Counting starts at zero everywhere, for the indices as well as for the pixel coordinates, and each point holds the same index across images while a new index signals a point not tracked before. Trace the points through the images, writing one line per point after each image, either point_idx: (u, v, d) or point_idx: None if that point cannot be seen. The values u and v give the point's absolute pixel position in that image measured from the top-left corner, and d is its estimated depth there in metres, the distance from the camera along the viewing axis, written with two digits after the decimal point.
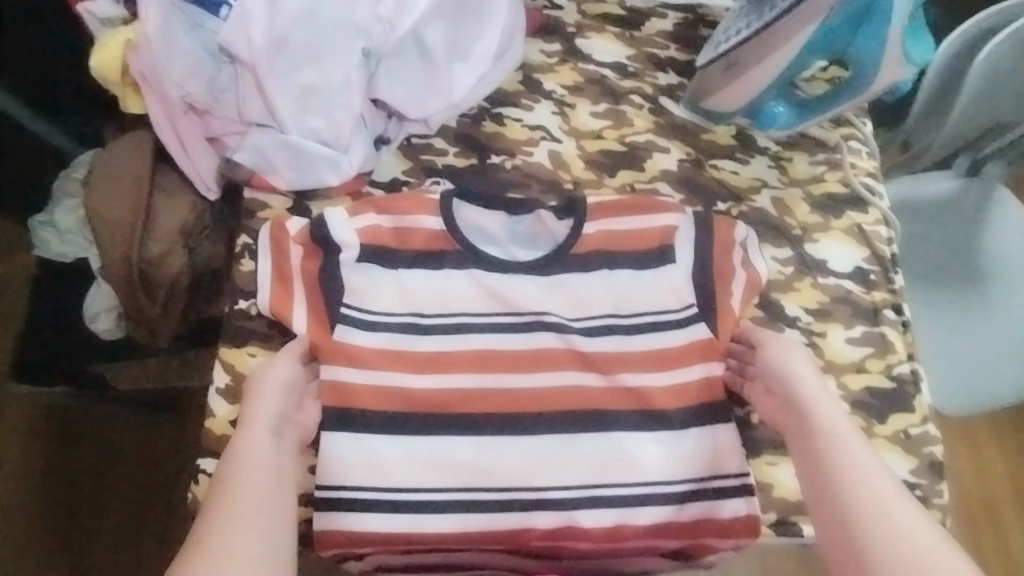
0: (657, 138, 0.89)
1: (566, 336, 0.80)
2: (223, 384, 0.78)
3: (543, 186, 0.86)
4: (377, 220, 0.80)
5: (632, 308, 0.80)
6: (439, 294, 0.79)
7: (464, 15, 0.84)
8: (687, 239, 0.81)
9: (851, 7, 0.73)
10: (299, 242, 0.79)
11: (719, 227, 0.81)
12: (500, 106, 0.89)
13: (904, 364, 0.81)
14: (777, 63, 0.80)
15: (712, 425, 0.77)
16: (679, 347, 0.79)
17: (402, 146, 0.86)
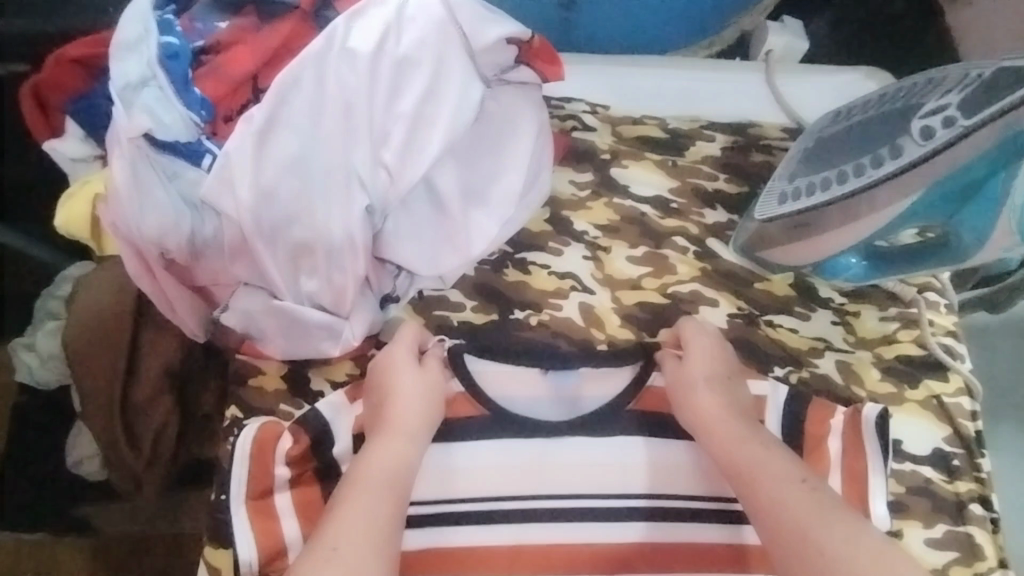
0: (704, 288, 0.78)
1: (600, 536, 0.69)
2: None
3: (574, 346, 0.75)
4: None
5: (677, 495, 0.70)
6: (452, 481, 0.70)
7: (483, 152, 0.74)
8: (776, 411, 0.73)
9: (955, 182, 0.64)
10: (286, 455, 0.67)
11: (816, 406, 0.73)
12: (524, 250, 0.78)
13: (995, 572, 0.69)
14: (860, 228, 0.70)
15: None
16: (738, 545, 0.69)
17: (413, 301, 0.75)
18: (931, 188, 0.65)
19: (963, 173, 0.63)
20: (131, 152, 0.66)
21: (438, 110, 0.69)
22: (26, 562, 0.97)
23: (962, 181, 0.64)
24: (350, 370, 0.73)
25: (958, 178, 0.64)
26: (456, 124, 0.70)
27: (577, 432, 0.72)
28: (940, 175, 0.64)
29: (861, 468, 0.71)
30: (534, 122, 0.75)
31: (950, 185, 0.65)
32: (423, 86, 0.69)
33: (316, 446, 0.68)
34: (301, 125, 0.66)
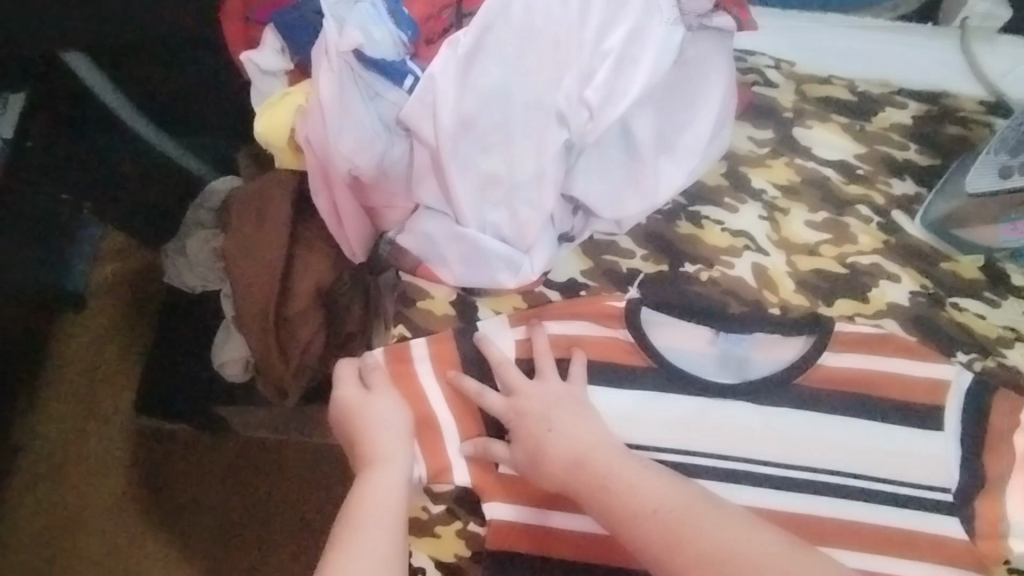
0: (886, 261, 0.74)
1: (759, 494, 0.67)
2: None
3: (744, 307, 0.72)
4: (566, 331, 0.70)
5: (842, 466, 0.68)
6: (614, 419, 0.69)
7: (677, 98, 0.71)
8: (959, 402, 0.68)
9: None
10: (440, 377, 0.69)
11: (1009, 401, 0.67)
12: (698, 203, 0.76)
13: None
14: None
15: None
16: (912, 530, 0.66)
17: (584, 243, 0.74)
18: None
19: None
20: (337, 65, 0.65)
21: (640, 46, 0.67)
22: (163, 453, 1.03)
23: None
24: (516, 304, 0.72)
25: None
26: (658, 64, 0.67)
27: (740, 397, 0.69)
28: None
29: None
30: (729, 72, 0.72)
31: None
32: (630, 21, 0.66)
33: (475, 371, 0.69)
34: (508, 51, 0.65)
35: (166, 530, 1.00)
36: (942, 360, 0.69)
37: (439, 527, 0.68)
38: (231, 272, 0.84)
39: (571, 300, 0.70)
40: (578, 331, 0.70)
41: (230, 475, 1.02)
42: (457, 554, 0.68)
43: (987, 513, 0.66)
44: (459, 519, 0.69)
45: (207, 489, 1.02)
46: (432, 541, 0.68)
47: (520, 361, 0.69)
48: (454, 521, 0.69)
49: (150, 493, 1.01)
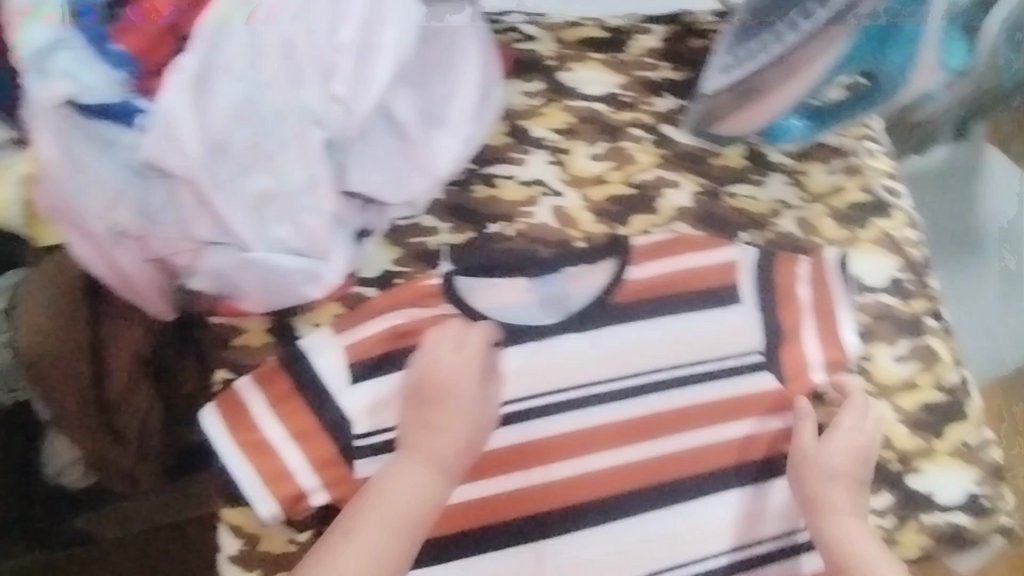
0: (666, 172, 0.81)
1: (604, 412, 0.74)
2: (237, 551, 0.68)
3: (553, 250, 0.77)
4: (392, 322, 0.71)
5: (667, 364, 0.75)
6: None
7: (433, 73, 0.73)
8: (749, 273, 0.77)
9: (883, 19, 0.71)
10: (271, 411, 0.68)
11: (784, 263, 0.77)
12: (489, 165, 0.79)
13: (954, 371, 0.79)
14: (804, 78, 0.76)
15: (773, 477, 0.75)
16: (733, 398, 0.76)
17: (388, 233, 0.75)
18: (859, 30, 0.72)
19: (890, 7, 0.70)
20: (58, 121, 0.61)
21: (379, 33, 0.68)
22: None
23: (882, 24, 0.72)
24: (337, 311, 0.72)
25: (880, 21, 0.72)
26: (402, 46, 0.68)
27: (566, 332, 0.74)
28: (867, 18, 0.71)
29: (828, 303, 0.77)
30: (479, 37, 0.75)
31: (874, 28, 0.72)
32: (359, 11, 0.67)
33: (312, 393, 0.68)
34: (241, 65, 0.64)
35: None
36: (726, 244, 0.78)
37: None
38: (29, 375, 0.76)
39: (389, 293, 0.72)
40: (405, 318, 0.72)
41: None
42: None
43: (790, 358, 0.76)
44: None
45: None
46: None
47: (353, 366, 0.70)
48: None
49: None
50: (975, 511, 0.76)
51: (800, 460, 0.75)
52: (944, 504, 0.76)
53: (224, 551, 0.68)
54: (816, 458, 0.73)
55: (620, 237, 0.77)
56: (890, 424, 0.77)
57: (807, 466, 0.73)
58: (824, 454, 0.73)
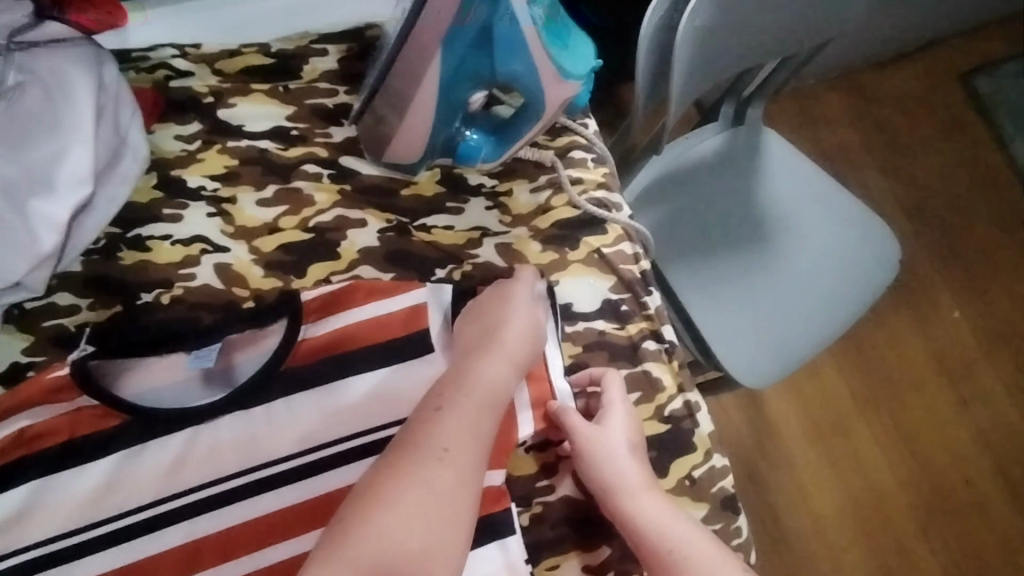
0: (348, 211, 0.73)
1: (280, 496, 0.63)
2: None
3: (218, 315, 0.69)
4: (17, 425, 0.63)
5: (354, 428, 0.64)
6: (107, 489, 0.62)
7: (34, 129, 0.63)
8: (439, 314, 0.67)
9: (466, 32, 0.61)
10: None
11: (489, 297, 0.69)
12: (136, 227, 0.70)
13: (676, 398, 0.73)
14: (427, 96, 0.66)
15: (484, 551, 0.63)
16: None
17: (13, 318, 0.66)
18: (447, 41, 0.62)
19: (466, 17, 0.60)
20: None
21: None
22: None
23: (468, 28, 0.61)
24: None
25: (462, 30, 0.61)
26: None
27: (230, 408, 0.64)
28: (442, 25, 0.61)
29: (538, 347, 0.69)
30: (99, 85, 0.66)
31: (461, 35, 0.61)
32: None
33: None
34: None
35: None
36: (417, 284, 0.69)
37: None
38: None
39: (13, 390, 0.63)
40: (33, 419, 0.63)
41: None
42: None
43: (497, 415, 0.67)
44: None
45: None
46: None
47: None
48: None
49: None
50: None
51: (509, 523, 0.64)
52: None
53: None
54: (638, 501, 0.65)
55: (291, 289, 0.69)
56: None
57: (636, 517, 0.64)
58: (644, 500, 0.65)
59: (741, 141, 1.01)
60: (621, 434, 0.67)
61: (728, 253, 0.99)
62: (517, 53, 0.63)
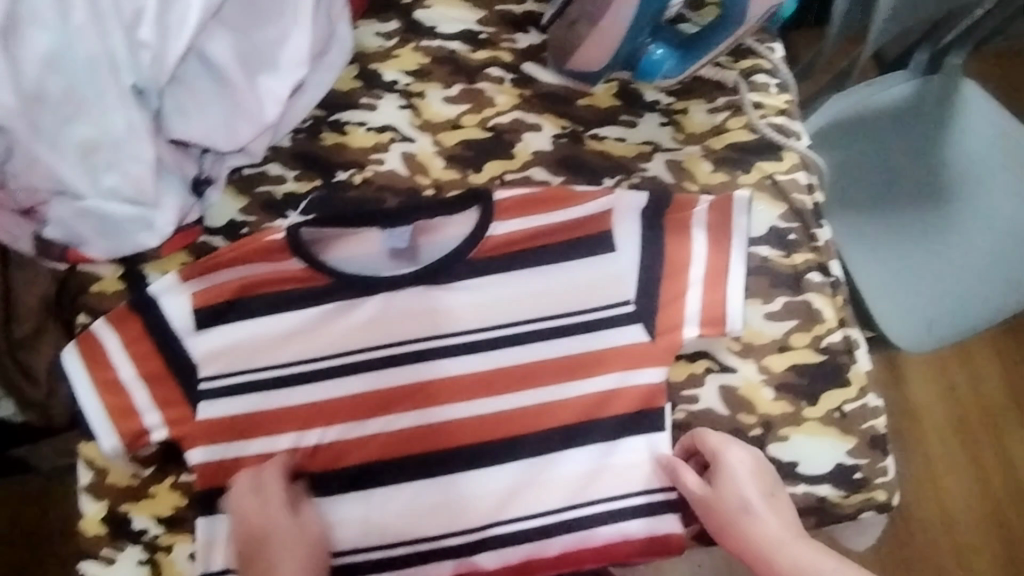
0: (525, 114, 0.76)
1: (455, 362, 0.71)
2: (86, 482, 0.71)
3: (400, 198, 0.75)
4: (239, 275, 0.72)
5: (523, 314, 0.72)
6: (298, 334, 0.72)
7: (265, 12, 0.70)
8: (627, 220, 0.73)
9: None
10: (128, 352, 0.70)
11: (676, 208, 0.73)
12: (337, 112, 0.77)
13: (836, 332, 0.71)
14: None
15: (635, 435, 0.70)
16: (599, 351, 0.71)
17: (233, 181, 0.75)
18: None
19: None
20: None
21: None
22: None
23: None
24: (185, 259, 0.74)
25: None
26: None
27: (417, 282, 0.72)
28: None
29: (723, 263, 0.72)
30: None
31: None
32: None
33: (157, 337, 0.71)
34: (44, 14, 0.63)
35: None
36: (606, 190, 0.73)
37: (153, 487, 0.71)
38: None
39: (236, 243, 0.72)
40: (252, 272, 0.72)
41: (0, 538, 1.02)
42: (175, 507, 0.71)
43: (667, 323, 0.71)
44: (171, 474, 0.72)
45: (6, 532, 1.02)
46: (149, 502, 0.71)
47: (198, 312, 0.71)
48: (167, 477, 0.72)
49: None
50: (846, 485, 0.69)
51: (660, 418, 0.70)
52: (811, 474, 0.69)
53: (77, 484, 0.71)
54: (785, 550, 0.62)
55: (476, 184, 0.75)
56: (755, 388, 0.70)
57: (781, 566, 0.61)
58: (788, 552, 0.62)
59: (933, 88, 0.94)
60: (749, 483, 0.65)
61: (911, 205, 0.92)
62: None
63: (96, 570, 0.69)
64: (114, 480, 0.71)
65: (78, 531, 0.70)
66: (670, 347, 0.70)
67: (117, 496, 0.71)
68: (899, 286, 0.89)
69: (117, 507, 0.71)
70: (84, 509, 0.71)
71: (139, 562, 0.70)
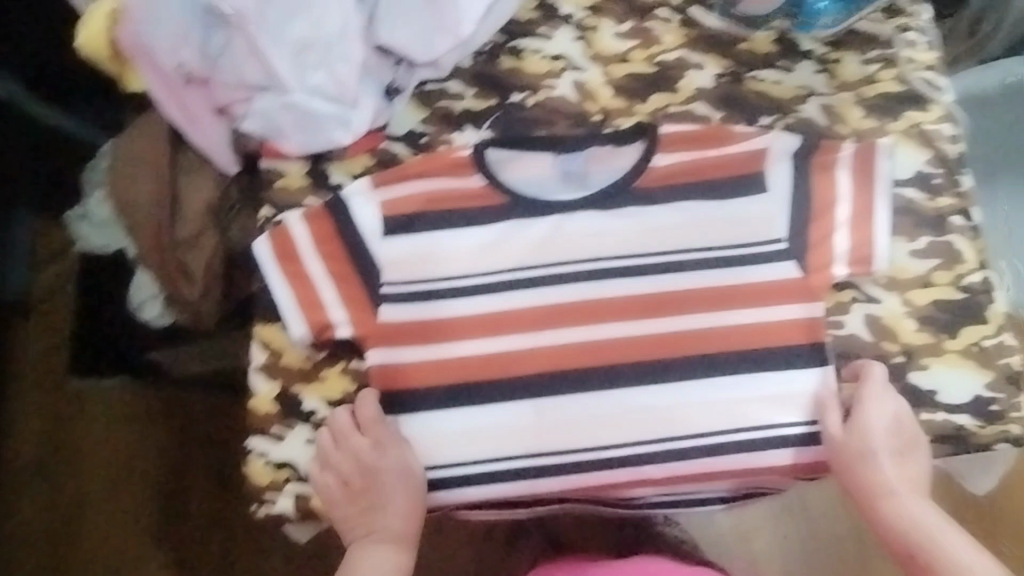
0: (690, 54, 0.82)
1: (620, 284, 0.76)
2: (262, 363, 0.76)
3: (570, 122, 0.81)
4: (425, 186, 0.77)
5: (690, 242, 0.76)
6: (480, 249, 0.77)
7: None
8: (779, 163, 0.76)
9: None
10: (317, 251, 0.76)
11: (822, 151, 0.76)
12: (514, 38, 0.82)
13: (975, 273, 0.76)
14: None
15: (799, 368, 0.73)
16: (761, 283, 0.75)
17: (417, 95, 0.80)
18: None
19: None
20: None
21: None
22: (110, 407, 1.13)
23: None
24: (367, 163, 0.79)
25: None
26: None
27: (588, 206, 0.77)
28: None
29: (868, 201, 0.75)
30: None
31: None
32: None
33: (345, 238, 0.76)
34: None
35: (121, 463, 1.12)
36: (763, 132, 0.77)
37: (325, 371, 0.76)
38: (132, 216, 0.90)
39: (424, 157, 0.79)
40: (436, 185, 0.77)
41: (146, 439, 1.12)
42: (344, 392, 0.76)
43: (816, 262, 0.74)
44: (342, 359, 0.76)
45: (155, 432, 1.12)
46: (320, 385, 0.76)
47: (385, 220, 0.76)
48: (339, 361, 0.76)
49: (119, 461, 1.12)
50: (982, 415, 0.73)
51: (826, 350, 0.73)
52: (948, 403, 0.73)
53: (252, 363, 0.76)
54: (892, 498, 0.69)
55: (648, 121, 0.80)
56: (899, 319, 0.75)
57: (883, 510, 0.69)
58: (896, 500, 0.69)
59: None
60: (883, 437, 0.70)
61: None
62: None
63: (265, 445, 0.75)
64: (288, 362, 0.76)
65: (249, 409, 0.76)
66: (819, 283, 0.74)
67: (291, 376, 0.76)
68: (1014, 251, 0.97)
69: (290, 388, 0.76)
70: (256, 388, 0.76)
71: (308, 441, 0.75)
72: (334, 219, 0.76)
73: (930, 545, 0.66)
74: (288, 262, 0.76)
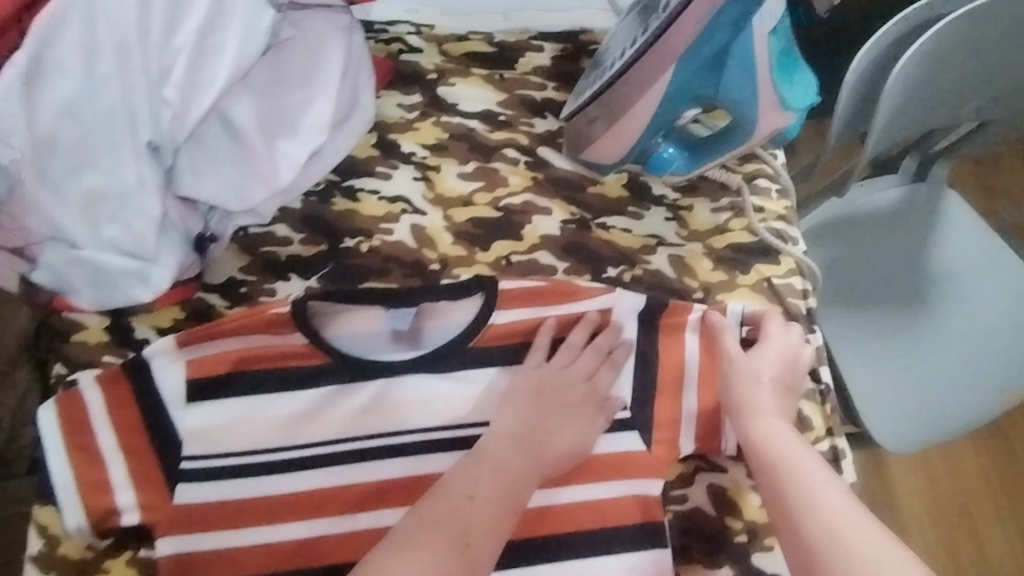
0: (536, 197, 0.77)
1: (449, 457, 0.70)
2: (36, 551, 0.67)
3: (405, 271, 0.75)
4: (239, 348, 0.71)
5: None
6: (306, 418, 0.71)
7: (291, 78, 0.71)
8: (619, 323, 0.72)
9: (702, 51, 0.66)
10: (110, 422, 0.69)
11: (668, 311, 0.72)
12: (351, 178, 0.77)
13: (823, 441, 0.73)
14: (649, 103, 0.70)
15: (631, 551, 0.66)
16: (598, 456, 0.70)
17: (237, 240, 0.75)
18: (683, 59, 0.67)
19: (713, 32, 0.64)
20: None
21: (221, 36, 0.67)
22: None
23: (705, 51, 0.66)
24: (176, 315, 0.73)
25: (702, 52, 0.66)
26: (241, 54, 0.67)
27: (418, 369, 0.72)
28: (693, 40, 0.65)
29: (714, 362, 0.72)
30: (353, 49, 0.75)
31: (699, 55, 0.66)
32: (201, 13, 0.65)
33: (143, 406, 0.69)
34: (67, 61, 0.60)
35: None
36: (607, 289, 0.73)
37: (107, 562, 0.68)
38: None
39: (241, 312, 0.72)
40: (251, 345, 0.71)
41: None
42: None
43: (663, 440, 0.71)
44: (129, 549, 0.69)
45: None
46: None
47: (192, 385, 0.70)
48: (124, 551, 0.69)
49: None
50: None
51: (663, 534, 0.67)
52: None
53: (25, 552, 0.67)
54: (764, 420, 0.65)
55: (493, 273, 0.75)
56: (743, 491, 0.72)
57: (756, 446, 0.63)
58: (766, 423, 0.65)
59: (918, 198, 0.99)
60: (766, 364, 0.68)
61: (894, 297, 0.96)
62: (752, 79, 0.66)
63: None
64: (66, 552, 0.68)
65: None
66: (656, 456, 0.70)
67: (68, 569, 0.67)
68: (888, 376, 0.91)
69: None
70: None
71: None
72: (133, 384, 0.69)
73: (789, 476, 0.60)
74: (75, 430, 0.68)
